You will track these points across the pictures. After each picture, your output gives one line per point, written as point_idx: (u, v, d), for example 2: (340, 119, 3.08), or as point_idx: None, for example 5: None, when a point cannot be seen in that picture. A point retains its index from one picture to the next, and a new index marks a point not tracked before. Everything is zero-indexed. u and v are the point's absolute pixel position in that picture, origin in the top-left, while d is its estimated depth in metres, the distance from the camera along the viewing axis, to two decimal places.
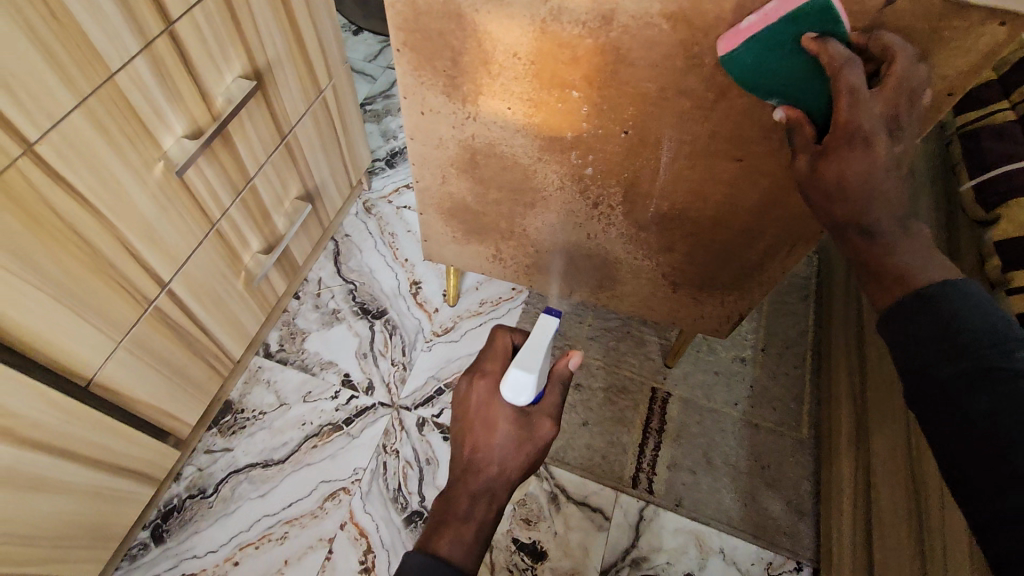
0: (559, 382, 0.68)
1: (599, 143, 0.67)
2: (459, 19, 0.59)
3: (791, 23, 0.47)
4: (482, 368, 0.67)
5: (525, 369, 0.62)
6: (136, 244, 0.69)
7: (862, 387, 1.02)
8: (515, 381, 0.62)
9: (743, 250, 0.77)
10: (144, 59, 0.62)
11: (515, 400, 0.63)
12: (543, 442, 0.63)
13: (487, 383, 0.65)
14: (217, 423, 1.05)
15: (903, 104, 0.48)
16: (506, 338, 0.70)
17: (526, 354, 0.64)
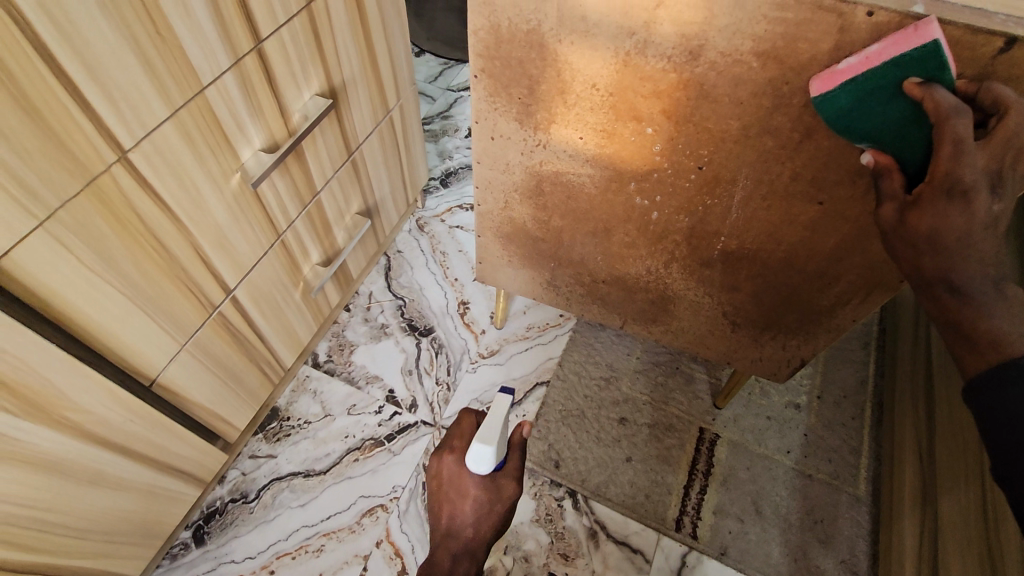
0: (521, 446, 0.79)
1: (672, 178, 0.66)
2: (541, 49, 0.59)
3: (893, 68, 0.45)
4: (452, 444, 0.79)
5: (485, 443, 0.71)
6: (209, 251, 0.71)
7: (930, 447, 0.95)
8: (478, 454, 0.71)
9: (814, 294, 0.73)
10: (233, 75, 0.64)
11: (478, 469, 0.73)
12: (509, 500, 0.76)
13: (457, 459, 0.77)
14: (263, 429, 1.06)
15: (1010, 159, 0.45)
16: (470, 415, 0.81)
17: (485, 428, 0.73)
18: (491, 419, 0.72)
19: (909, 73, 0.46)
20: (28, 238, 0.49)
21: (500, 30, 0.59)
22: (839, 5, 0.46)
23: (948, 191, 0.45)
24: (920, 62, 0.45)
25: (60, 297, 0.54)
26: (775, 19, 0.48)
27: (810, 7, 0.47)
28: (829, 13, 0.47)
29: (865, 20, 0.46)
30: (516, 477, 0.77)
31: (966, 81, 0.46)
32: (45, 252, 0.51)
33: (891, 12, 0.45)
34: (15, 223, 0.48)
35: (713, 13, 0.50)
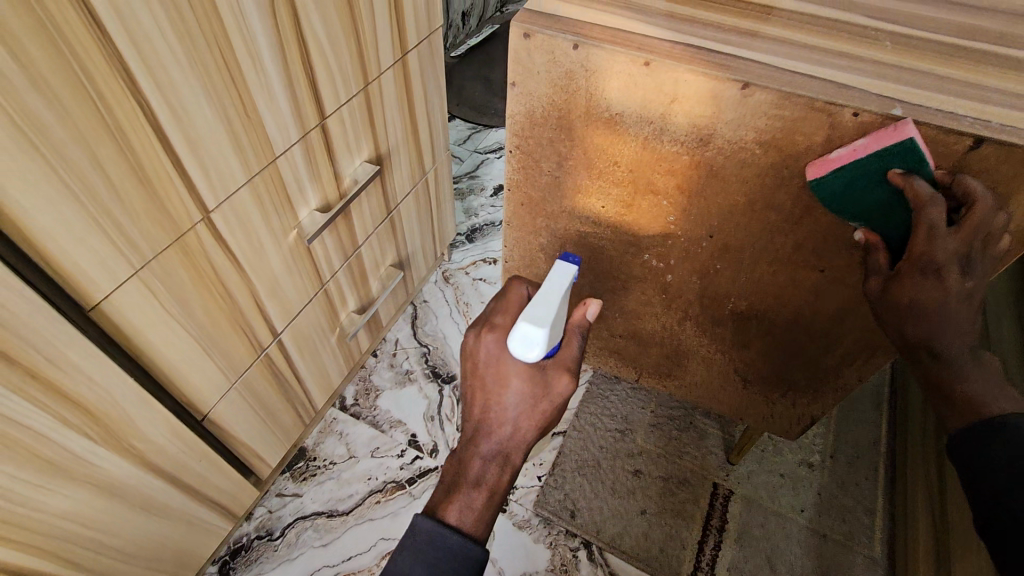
0: (580, 332, 0.65)
1: (685, 244, 0.73)
2: (570, 132, 0.68)
3: (877, 159, 0.52)
4: (493, 321, 0.64)
5: (535, 323, 0.57)
6: (264, 299, 0.78)
7: (942, 506, 0.97)
8: (525, 336, 0.57)
9: (820, 353, 0.78)
10: (300, 146, 0.73)
11: (523, 355, 0.58)
12: (560, 397, 0.62)
13: (497, 338, 0.63)
14: (290, 468, 1.11)
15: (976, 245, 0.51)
16: (519, 288, 0.67)
17: (537, 307, 0.58)
18: (546, 294, 0.59)
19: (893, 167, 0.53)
20: (125, 285, 0.57)
21: (534, 114, 0.68)
22: (828, 107, 0.54)
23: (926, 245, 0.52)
24: (903, 156, 0.52)
25: (142, 336, 0.62)
26: (774, 116, 0.56)
27: (804, 108, 0.55)
28: (820, 113, 0.54)
29: (851, 119, 0.54)
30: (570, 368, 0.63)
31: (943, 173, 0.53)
32: (136, 297, 0.59)
33: (873, 114, 0.53)
34: (118, 271, 0.56)
35: (720, 108, 0.58)
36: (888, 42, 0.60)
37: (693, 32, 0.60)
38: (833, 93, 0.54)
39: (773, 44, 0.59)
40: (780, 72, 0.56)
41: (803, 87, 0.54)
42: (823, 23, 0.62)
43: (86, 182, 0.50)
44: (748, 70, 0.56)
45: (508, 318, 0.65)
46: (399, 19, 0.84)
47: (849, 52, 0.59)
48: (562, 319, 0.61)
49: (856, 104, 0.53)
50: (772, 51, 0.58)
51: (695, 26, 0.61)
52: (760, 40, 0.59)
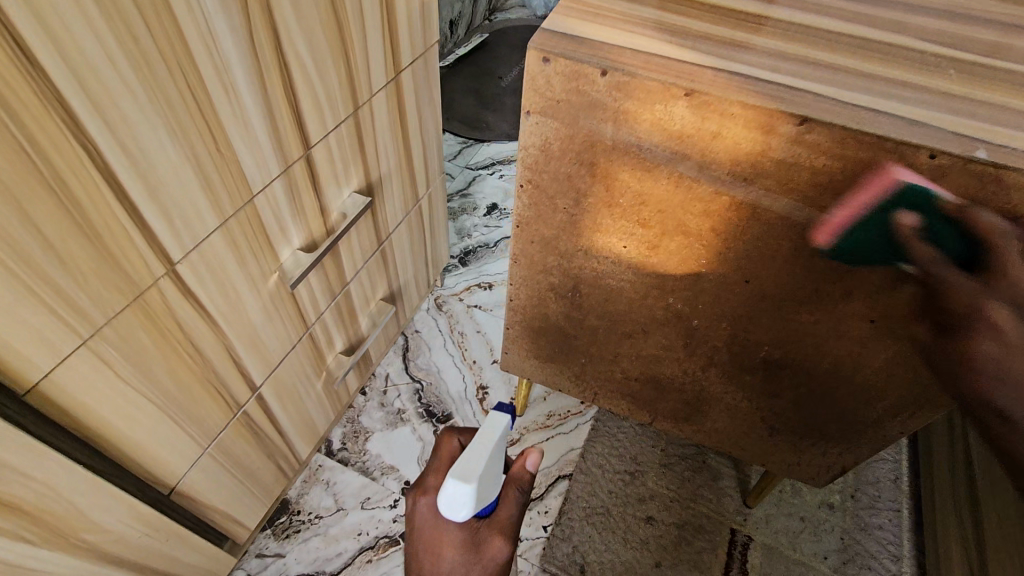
0: (517, 489, 0.60)
1: (716, 290, 0.66)
2: (591, 167, 0.59)
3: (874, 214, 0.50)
4: (426, 480, 0.60)
5: (461, 479, 0.55)
6: (240, 351, 0.69)
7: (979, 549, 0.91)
8: (451, 495, 0.55)
9: (860, 406, 0.71)
10: (282, 181, 0.64)
11: (452, 515, 0.55)
12: (498, 562, 0.55)
13: (431, 499, 0.58)
14: (271, 524, 1.01)
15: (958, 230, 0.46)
16: (451, 441, 0.63)
17: (466, 461, 0.57)
18: (473, 449, 0.58)
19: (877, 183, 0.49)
20: (69, 359, 0.48)
21: (551, 147, 0.60)
22: (901, 147, 0.47)
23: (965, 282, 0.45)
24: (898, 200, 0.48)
25: (90, 412, 0.52)
26: (834, 155, 0.49)
27: (871, 148, 0.47)
28: (889, 153, 0.47)
29: (926, 161, 0.47)
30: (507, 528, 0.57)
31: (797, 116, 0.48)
32: (84, 371, 0.50)
33: (954, 156, 0.46)
34: (60, 344, 0.46)
35: (771, 145, 0.50)
36: (953, 70, 0.53)
37: (736, 58, 0.52)
38: (903, 129, 0.47)
39: (828, 72, 0.52)
40: (841, 103, 0.49)
41: (870, 124, 0.47)
42: (880, 47, 0.55)
43: (17, 244, 0.41)
44: (806, 102, 0.48)
45: (441, 476, 0.60)
46: (392, 35, 0.75)
47: (913, 81, 0.52)
48: (495, 473, 0.59)
49: (932, 144, 0.46)
50: (829, 80, 0.51)
51: (739, 50, 0.53)
52: (814, 67, 0.52)
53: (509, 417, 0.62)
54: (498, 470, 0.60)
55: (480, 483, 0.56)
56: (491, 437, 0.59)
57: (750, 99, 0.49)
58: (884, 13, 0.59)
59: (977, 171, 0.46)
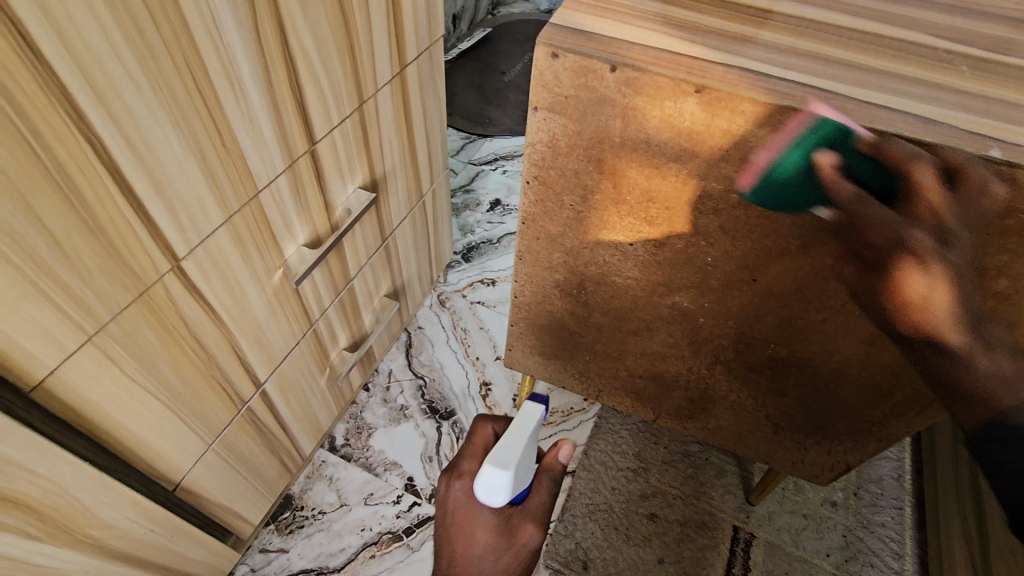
0: (550, 477, 0.60)
1: (722, 288, 0.65)
2: (598, 163, 0.59)
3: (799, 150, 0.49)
4: (459, 466, 0.59)
5: (500, 467, 0.55)
6: (245, 348, 0.69)
7: (984, 547, 0.91)
8: (490, 481, 0.55)
9: (866, 406, 0.70)
10: (287, 177, 0.64)
11: (490, 501, 0.55)
12: (528, 549, 0.55)
13: (465, 483, 0.58)
14: (275, 519, 1.01)
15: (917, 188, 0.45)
16: (486, 427, 0.62)
17: (502, 449, 0.57)
18: (508, 438, 0.58)
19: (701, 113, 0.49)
20: (75, 356, 0.48)
21: (558, 143, 0.59)
22: (914, 145, 0.46)
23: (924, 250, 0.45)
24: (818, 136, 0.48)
25: (95, 409, 0.52)
26: None
27: None
28: None
29: (939, 160, 0.46)
30: (537, 518, 0.57)
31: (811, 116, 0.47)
32: (90, 367, 0.49)
33: (966, 156, 0.46)
34: (65, 341, 0.46)
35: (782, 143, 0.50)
36: (965, 67, 0.53)
37: (746, 54, 0.52)
38: (915, 128, 0.46)
39: (840, 69, 0.51)
40: (852, 101, 0.48)
41: (883, 122, 0.47)
42: (892, 42, 0.54)
43: (23, 241, 0.41)
44: (817, 99, 0.48)
45: (477, 461, 0.60)
46: (398, 30, 0.74)
47: (926, 79, 0.51)
48: (530, 463, 0.60)
49: (945, 143, 0.46)
50: (840, 77, 0.50)
51: (750, 47, 0.53)
52: (824, 64, 0.51)
53: (542, 409, 0.62)
54: (531, 459, 0.60)
55: (518, 472, 0.56)
56: (528, 426, 0.60)
57: (761, 96, 0.48)
58: (896, 8, 0.58)
59: (990, 170, 0.46)
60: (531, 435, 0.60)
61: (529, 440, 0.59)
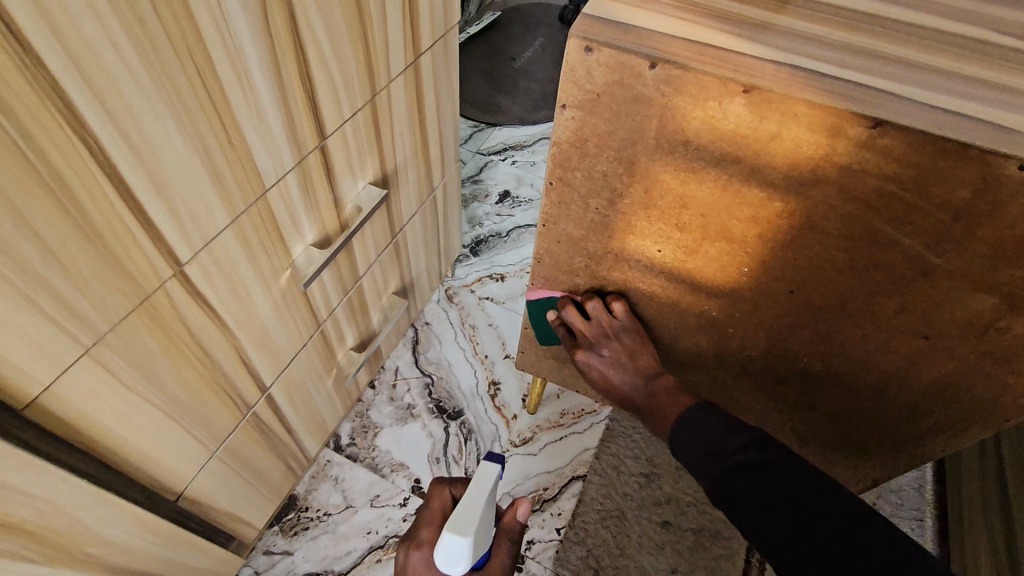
0: (508, 540, 0.65)
1: (756, 298, 0.62)
2: (630, 165, 0.55)
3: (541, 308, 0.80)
4: (419, 534, 0.63)
5: (457, 533, 0.55)
6: (250, 353, 0.65)
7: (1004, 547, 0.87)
8: (448, 548, 0.55)
9: (901, 421, 0.67)
10: (295, 174, 0.60)
11: (449, 569, 0.56)
12: None
13: (425, 552, 0.60)
14: (279, 521, 0.99)
15: (608, 346, 0.72)
16: (444, 492, 0.66)
17: (461, 513, 0.57)
18: (466, 501, 0.57)
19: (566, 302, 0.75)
20: (71, 369, 0.44)
21: (585, 144, 0.56)
22: (988, 156, 0.42)
23: (673, 393, 0.69)
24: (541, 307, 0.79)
25: (93, 423, 0.49)
26: (906, 163, 0.44)
27: (950, 156, 0.43)
28: (972, 163, 0.43)
29: (1014, 172, 0.42)
30: None
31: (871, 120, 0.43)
32: (86, 381, 0.46)
33: None
34: (60, 354, 0.43)
35: (835, 150, 0.46)
36: None
37: (798, 50, 0.47)
38: (989, 135, 0.43)
39: (899, 68, 0.47)
40: (916, 105, 0.44)
41: (951, 129, 0.43)
42: (953, 39, 0.50)
43: (11, 252, 0.37)
44: (877, 102, 0.44)
45: (434, 528, 0.63)
46: (413, 16, 0.70)
47: (994, 83, 0.47)
48: (488, 523, 0.60)
49: (1020, 153, 0.42)
50: (901, 77, 0.46)
51: (802, 42, 0.48)
52: (883, 62, 0.47)
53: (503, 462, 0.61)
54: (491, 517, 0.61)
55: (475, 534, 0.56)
56: (487, 481, 0.59)
57: (819, 97, 0.44)
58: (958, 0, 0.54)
59: None
60: (491, 491, 0.59)
61: (486, 500, 0.58)
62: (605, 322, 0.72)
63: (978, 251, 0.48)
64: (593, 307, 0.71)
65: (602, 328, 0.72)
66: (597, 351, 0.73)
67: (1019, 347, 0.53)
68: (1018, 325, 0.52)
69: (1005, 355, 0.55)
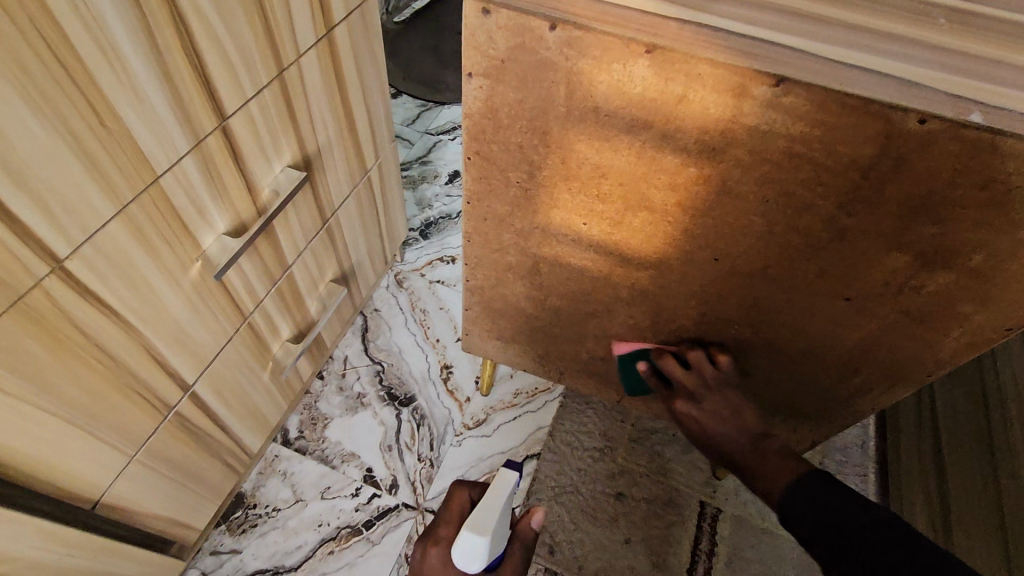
0: (522, 545, 0.68)
1: (683, 267, 0.61)
2: (544, 136, 0.53)
3: (628, 359, 0.76)
4: (437, 533, 0.66)
5: (479, 532, 0.61)
6: (164, 351, 0.62)
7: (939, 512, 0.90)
8: (467, 545, 0.60)
9: (831, 383, 0.68)
10: (193, 158, 0.56)
11: (466, 565, 0.61)
12: None
13: (442, 550, 0.64)
14: (226, 520, 0.96)
15: (711, 399, 0.66)
16: (462, 495, 0.68)
17: (480, 515, 0.63)
18: (485, 504, 0.63)
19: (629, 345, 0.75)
20: None
21: (498, 115, 0.53)
22: (889, 111, 0.41)
23: (779, 458, 0.61)
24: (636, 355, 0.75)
25: None
26: (813, 122, 0.43)
27: (855, 112, 0.42)
28: (875, 119, 0.42)
29: (915, 127, 0.42)
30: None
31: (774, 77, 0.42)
32: None
33: (944, 121, 0.41)
34: None
35: (743, 111, 0.44)
36: None
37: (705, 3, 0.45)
38: (890, 90, 0.42)
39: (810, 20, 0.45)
40: (820, 57, 0.42)
41: (854, 84, 0.41)
42: None
43: None
44: (781, 58, 0.42)
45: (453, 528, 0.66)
46: None
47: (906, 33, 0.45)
48: (503, 528, 0.65)
49: (921, 106, 0.41)
50: (812, 28, 0.44)
51: None
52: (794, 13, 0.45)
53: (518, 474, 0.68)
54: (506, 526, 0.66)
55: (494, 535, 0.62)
56: (502, 488, 0.66)
57: (722, 54, 0.42)
58: None
59: (970, 138, 0.41)
60: (508, 500, 0.65)
61: (503, 505, 0.65)
62: (711, 373, 0.67)
63: (889, 211, 0.47)
64: (695, 355, 0.68)
65: (706, 380, 0.67)
66: (693, 399, 0.67)
67: (934, 306, 0.54)
68: (932, 284, 0.52)
69: (921, 314, 0.55)
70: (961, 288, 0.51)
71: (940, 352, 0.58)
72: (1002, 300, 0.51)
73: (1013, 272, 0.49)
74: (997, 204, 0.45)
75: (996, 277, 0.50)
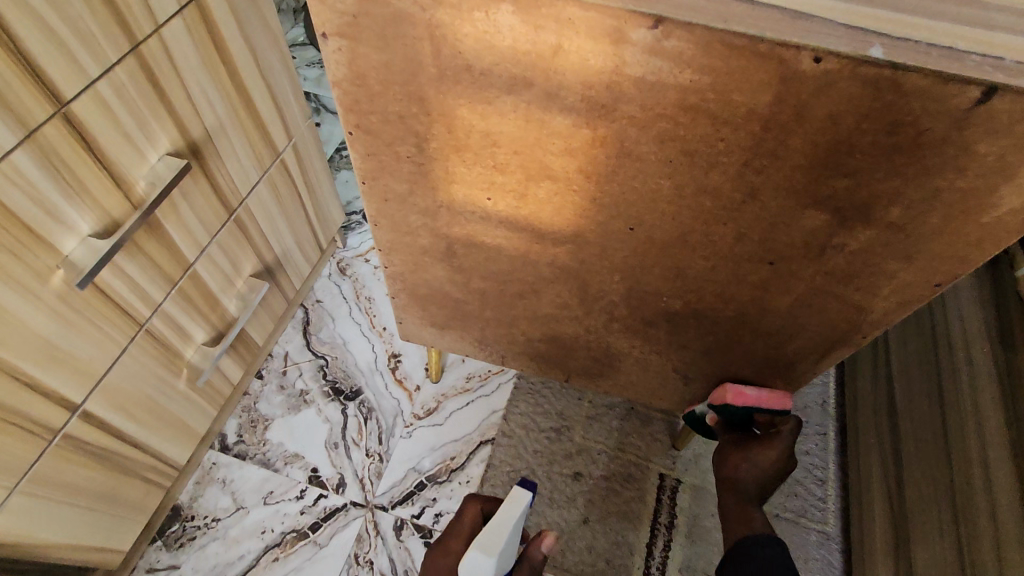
0: (528, 563, 0.67)
1: (599, 239, 0.56)
2: (422, 103, 0.47)
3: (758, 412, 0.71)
4: (447, 544, 0.68)
5: (484, 553, 0.57)
6: (32, 371, 0.56)
7: (900, 502, 0.85)
8: (473, 564, 0.57)
9: (770, 350, 0.64)
10: (26, 152, 0.50)
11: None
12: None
13: (452, 560, 0.66)
14: (162, 535, 0.91)
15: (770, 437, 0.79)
16: (475, 508, 0.69)
17: (488, 532, 0.58)
18: (496, 522, 0.59)
19: (761, 383, 0.70)
20: None
21: (367, 81, 0.46)
22: (780, 50, 0.36)
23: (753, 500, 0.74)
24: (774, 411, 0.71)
25: None
26: (702, 68, 0.38)
27: (747, 54, 0.37)
28: (768, 60, 0.37)
29: (810, 67, 0.37)
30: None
31: (651, 17, 0.36)
32: None
33: (843, 57, 0.36)
34: None
35: (625, 59, 0.39)
36: None
37: None
38: (783, 24, 0.36)
39: None
40: None
41: (742, 21, 0.36)
42: None
43: None
44: None
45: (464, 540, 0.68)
46: None
47: None
48: (511, 547, 0.61)
49: (817, 42, 0.36)
50: None
51: None
52: None
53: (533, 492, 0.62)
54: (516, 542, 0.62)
55: (500, 556, 0.58)
56: (513, 511, 0.60)
57: None
58: None
59: (872, 76, 0.36)
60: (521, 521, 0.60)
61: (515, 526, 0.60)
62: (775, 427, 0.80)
63: (799, 164, 0.42)
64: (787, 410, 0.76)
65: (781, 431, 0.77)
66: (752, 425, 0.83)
67: (860, 264, 0.49)
68: (857, 242, 0.47)
69: (848, 274, 0.51)
70: (889, 243, 0.47)
71: (876, 312, 0.54)
72: (927, 254, 0.47)
73: (934, 223, 0.45)
74: (909, 150, 0.40)
75: (919, 229, 0.45)
